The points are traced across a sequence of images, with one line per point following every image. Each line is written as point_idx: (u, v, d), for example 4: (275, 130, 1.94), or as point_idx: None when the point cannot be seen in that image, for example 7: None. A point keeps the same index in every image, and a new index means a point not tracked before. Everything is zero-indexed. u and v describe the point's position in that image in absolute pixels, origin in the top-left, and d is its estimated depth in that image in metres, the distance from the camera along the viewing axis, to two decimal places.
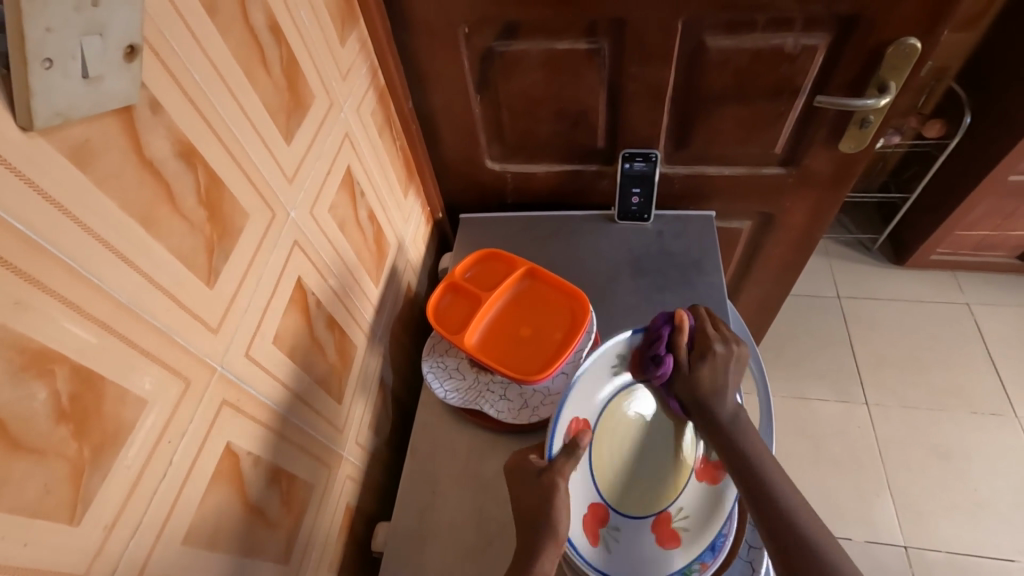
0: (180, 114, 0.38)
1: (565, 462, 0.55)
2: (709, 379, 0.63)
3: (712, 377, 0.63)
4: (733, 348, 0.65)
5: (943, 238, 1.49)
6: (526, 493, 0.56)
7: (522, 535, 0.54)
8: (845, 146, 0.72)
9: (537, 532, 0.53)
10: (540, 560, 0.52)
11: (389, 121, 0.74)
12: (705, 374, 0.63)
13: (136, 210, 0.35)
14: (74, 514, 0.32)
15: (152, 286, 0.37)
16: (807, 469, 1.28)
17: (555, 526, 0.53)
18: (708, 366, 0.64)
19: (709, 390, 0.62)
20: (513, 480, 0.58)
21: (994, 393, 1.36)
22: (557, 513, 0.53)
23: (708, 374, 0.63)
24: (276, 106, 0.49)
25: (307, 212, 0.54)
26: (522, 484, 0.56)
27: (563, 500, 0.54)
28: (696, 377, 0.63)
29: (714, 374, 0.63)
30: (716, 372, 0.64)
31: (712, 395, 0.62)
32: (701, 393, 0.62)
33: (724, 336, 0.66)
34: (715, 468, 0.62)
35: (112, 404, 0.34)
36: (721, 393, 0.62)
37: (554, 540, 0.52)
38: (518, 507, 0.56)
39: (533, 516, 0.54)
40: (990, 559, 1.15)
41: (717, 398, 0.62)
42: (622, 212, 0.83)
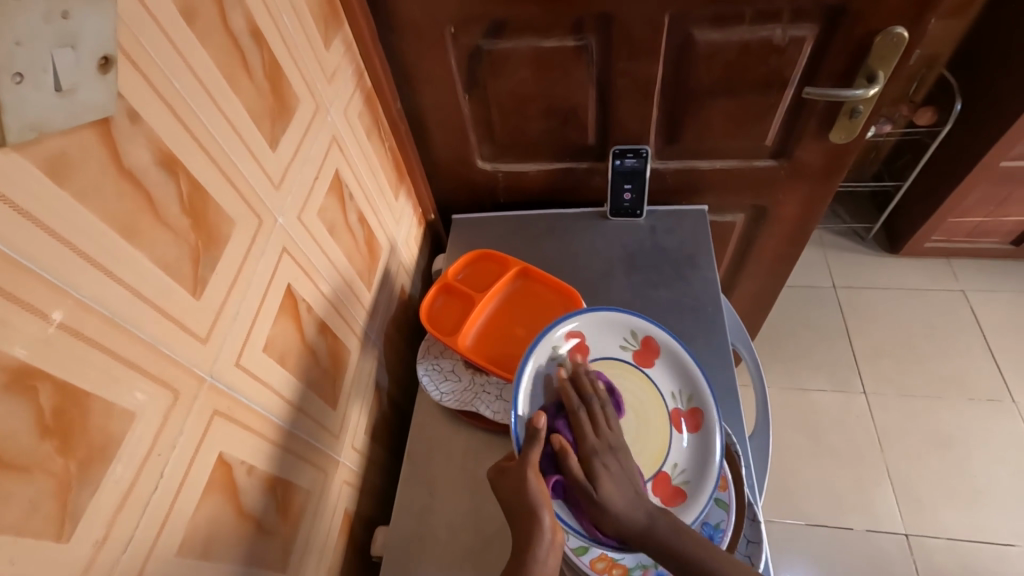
0: (159, 124, 0.38)
1: (530, 448, 0.55)
2: (616, 490, 0.54)
3: (616, 485, 0.54)
4: (618, 448, 0.56)
5: (937, 226, 1.49)
6: (506, 492, 0.54)
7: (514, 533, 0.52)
8: (835, 137, 0.72)
9: (525, 528, 0.51)
10: (535, 547, 0.50)
11: (377, 124, 0.74)
12: (609, 489, 0.54)
13: (117, 221, 0.35)
14: (63, 530, 0.32)
15: (136, 298, 0.36)
16: (807, 460, 1.28)
17: (537, 515, 0.51)
18: (605, 474, 0.55)
19: (622, 505, 0.53)
20: (495, 488, 0.56)
21: (991, 379, 1.37)
22: (534, 499, 0.52)
23: (609, 484, 0.54)
24: (260, 112, 0.49)
25: (295, 218, 0.54)
26: (502, 488, 0.55)
27: (539, 487, 0.52)
28: (601, 493, 0.53)
29: (616, 486, 0.54)
30: (617, 475, 0.55)
31: (627, 508, 0.53)
32: (618, 511, 0.53)
33: (608, 438, 0.57)
34: (692, 414, 0.61)
35: (99, 418, 0.34)
36: (633, 500, 0.53)
37: (542, 529, 0.50)
38: (507, 510, 0.54)
39: (520, 514, 0.52)
40: (990, 544, 1.15)
41: (633, 508, 0.53)
42: (615, 209, 0.83)
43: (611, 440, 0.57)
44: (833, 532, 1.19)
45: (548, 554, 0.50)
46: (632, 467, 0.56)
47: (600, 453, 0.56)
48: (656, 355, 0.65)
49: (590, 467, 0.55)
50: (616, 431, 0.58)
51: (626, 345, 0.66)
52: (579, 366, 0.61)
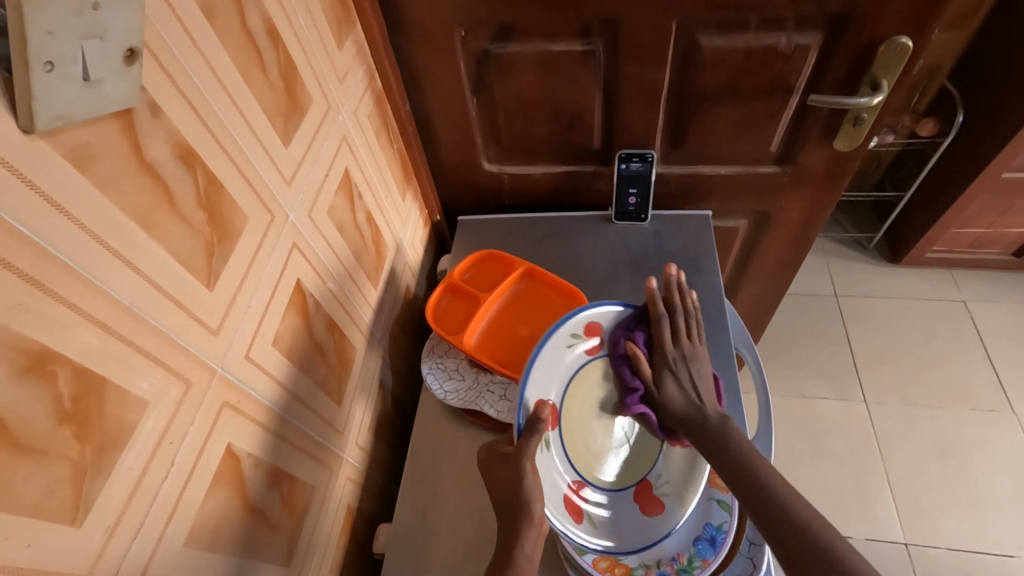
0: (179, 118, 0.39)
1: (529, 440, 0.54)
2: (678, 391, 0.61)
3: (681, 387, 0.62)
4: (690, 359, 0.63)
5: (939, 236, 1.50)
6: (502, 479, 0.55)
7: (504, 521, 0.53)
8: (839, 144, 0.73)
9: (515, 516, 0.52)
10: (520, 540, 0.51)
11: (386, 124, 0.74)
12: (672, 388, 0.62)
13: (135, 212, 0.35)
14: (76, 515, 0.32)
15: (152, 288, 0.37)
16: (808, 468, 1.28)
17: (530, 508, 0.52)
18: (673, 378, 0.62)
19: (682, 404, 0.60)
20: (489, 467, 0.58)
21: (992, 390, 1.37)
22: (528, 492, 0.53)
23: (674, 385, 0.62)
24: (274, 109, 0.50)
25: (306, 215, 0.55)
26: (499, 474, 0.56)
27: (532, 478, 0.53)
28: (665, 392, 0.62)
29: (683, 388, 0.61)
30: (683, 379, 0.62)
31: (686, 407, 0.60)
32: (677, 409, 0.60)
33: (682, 351, 0.64)
34: None
35: (113, 406, 0.34)
36: (693, 400, 0.60)
37: (531, 522, 0.52)
38: (499, 496, 0.55)
39: (513, 504, 0.53)
40: (991, 555, 1.15)
41: (691, 407, 0.60)
42: (620, 213, 0.84)
43: (685, 350, 0.64)
44: None
45: (535, 544, 0.51)
46: (703, 375, 0.63)
47: (673, 362, 0.63)
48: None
49: (662, 367, 0.63)
50: (693, 344, 0.65)
51: None
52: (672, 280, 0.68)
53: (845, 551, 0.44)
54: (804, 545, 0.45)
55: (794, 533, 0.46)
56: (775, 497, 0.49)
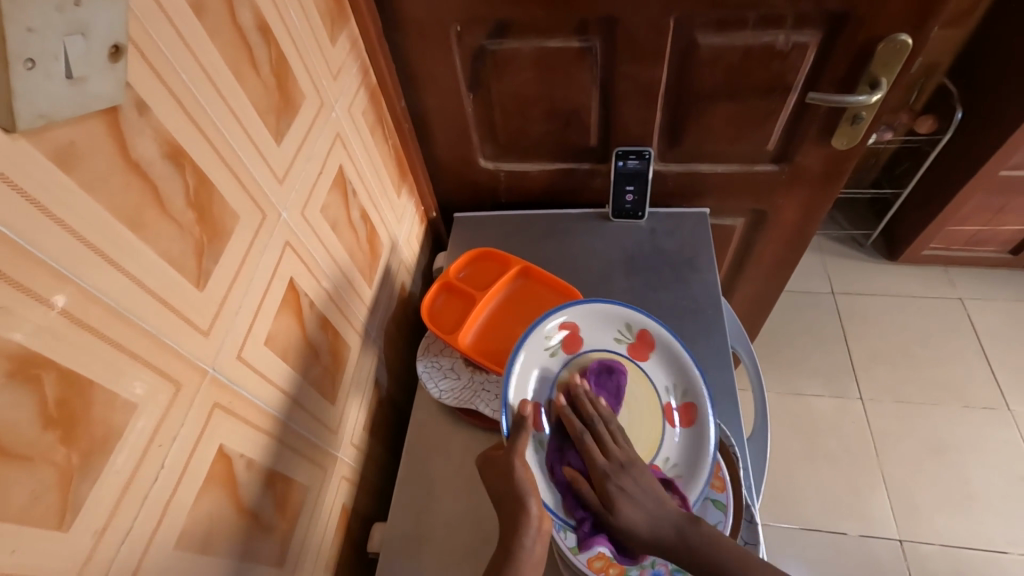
0: (167, 116, 0.38)
1: (517, 438, 0.56)
2: (635, 510, 0.54)
3: (636, 504, 0.54)
4: (629, 467, 0.57)
5: (935, 234, 1.50)
6: (493, 479, 0.55)
7: (503, 520, 0.52)
8: (837, 143, 0.72)
9: (512, 514, 0.51)
10: (520, 536, 0.50)
11: (381, 121, 0.74)
12: (629, 510, 0.54)
13: (123, 212, 0.35)
14: (63, 520, 0.32)
15: (140, 289, 0.36)
16: (802, 464, 1.29)
17: (525, 502, 0.51)
18: (623, 497, 0.55)
19: (645, 525, 0.54)
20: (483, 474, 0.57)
21: (986, 387, 1.37)
22: (521, 485, 0.52)
23: (628, 504, 0.54)
24: (266, 106, 0.49)
25: (298, 213, 0.54)
26: (490, 477, 0.56)
27: (524, 473, 0.53)
28: (621, 515, 0.54)
29: (637, 505, 0.55)
30: (633, 493, 0.55)
31: (651, 525, 0.54)
32: (642, 531, 0.53)
33: (617, 461, 0.57)
34: (686, 410, 0.62)
35: (101, 409, 0.34)
36: (654, 516, 0.54)
37: (529, 517, 0.50)
38: (495, 496, 0.55)
39: (509, 502, 0.52)
40: (984, 551, 1.16)
41: (656, 523, 0.54)
42: (617, 211, 0.83)
43: (620, 458, 0.57)
44: (829, 537, 1.19)
45: (535, 541, 0.50)
46: (651, 481, 0.56)
47: (615, 477, 0.56)
48: (649, 350, 0.65)
49: (605, 490, 0.55)
50: (624, 448, 0.58)
51: (620, 339, 0.66)
52: (576, 389, 0.62)
53: None
54: None
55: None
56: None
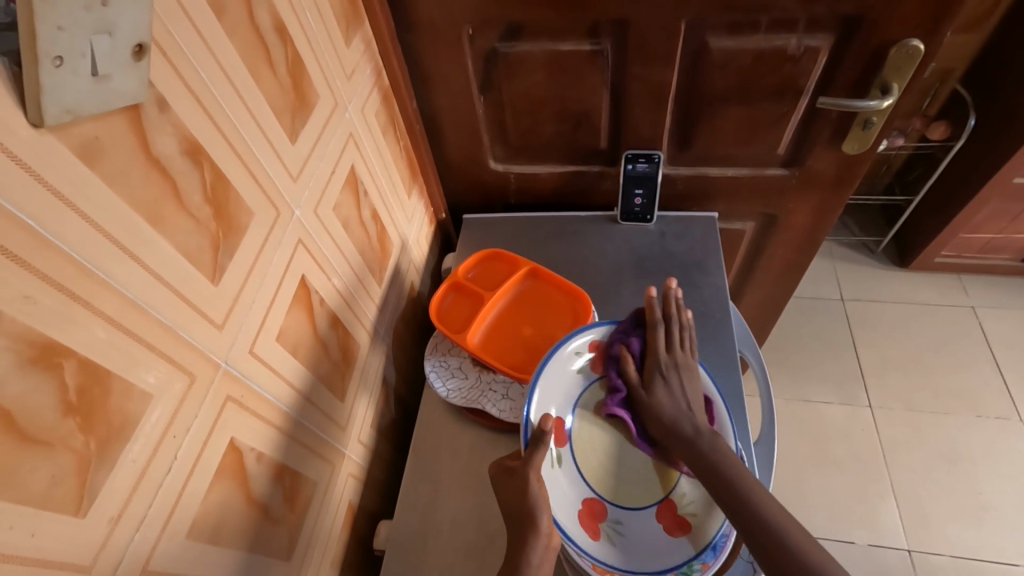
0: (187, 114, 0.39)
1: (535, 451, 0.55)
2: (667, 398, 0.61)
3: (671, 395, 0.61)
4: (681, 368, 0.63)
5: (948, 241, 1.49)
6: (509, 491, 0.55)
7: (513, 533, 0.53)
8: (848, 147, 0.72)
9: (523, 529, 0.52)
10: (527, 552, 0.51)
11: (393, 122, 0.74)
12: (662, 395, 0.61)
13: (142, 206, 0.36)
14: (80, 507, 0.32)
15: (157, 282, 0.37)
16: (809, 471, 1.28)
17: (536, 517, 0.52)
18: (663, 385, 0.62)
19: (669, 412, 0.60)
20: (497, 484, 0.57)
21: (999, 397, 1.35)
22: (535, 501, 0.53)
23: (664, 392, 0.62)
24: (281, 105, 0.50)
25: (311, 211, 0.55)
26: (504, 488, 0.56)
27: (538, 489, 0.53)
28: (653, 398, 0.62)
29: (670, 397, 0.61)
30: (673, 387, 0.62)
31: (673, 415, 0.60)
32: (664, 416, 0.60)
33: (674, 359, 0.64)
34: None
35: (118, 398, 0.34)
36: (682, 408, 0.60)
37: (537, 533, 0.52)
38: (508, 510, 0.55)
39: (521, 517, 0.53)
40: (995, 563, 1.14)
41: (678, 417, 0.59)
42: (625, 213, 0.83)
43: (677, 359, 0.64)
44: (836, 545, 1.18)
45: (542, 559, 0.51)
46: (695, 388, 0.62)
47: (664, 370, 0.63)
48: None
49: (652, 375, 0.63)
50: (686, 355, 0.65)
51: None
52: (669, 290, 0.69)
53: (816, 557, 0.47)
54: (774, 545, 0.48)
55: (790, 563, 0.47)
56: (768, 520, 0.50)
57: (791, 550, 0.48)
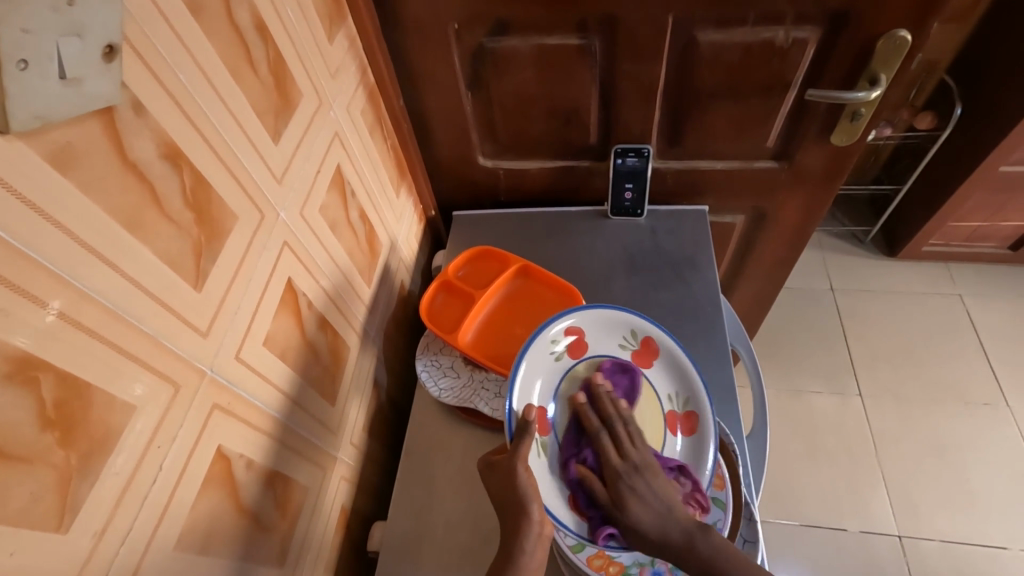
0: (165, 117, 0.38)
1: (522, 441, 0.55)
2: (645, 510, 0.54)
3: (646, 505, 0.54)
4: (642, 468, 0.56)
5: (935, 230, 1.50)
6: (497, 486, 0.55)
7: (504, 523, 0.53)
8: (836, 139, 0.72)
9: (513, 519, 0.52)
10: (520, 540, 0.51)
11: (380, 119, 0.73)
12: (639, 510, 0.54)
13: (120, 213, 0.35)
14: (62, 522, 0.32)
15: (138, 291, 0.36)
16: (802, 461, 1.29)
17: (526, 506, 0.52)
18: (633, 497, 0.55)
19: (654, 526, 0.53)
20: (486, 478, 0.57)
21: (986, 384, 1.38)
22: (524, 492, 0.52)
23: (640, 506, 0.54)
24: (264, 106, 0.49)
25: (297, 213, 0.54)
26: (492, 481, 0.56)
27: (527, 479, 0.53)
28: (631, 517, 0.54)
29: (647, 508, 0.54)
30: (645, 495, 0.55)
31: (659, 526, 0.53)
32: (649, 532, 0.53)
33: (632, 462, 0.57)
34: (687, 418, 0.62)
35: (99, 410, 0.33)
36: (664, 517, 0.54)
37: (530, 520, 0.51)
38: (498, 503, 0.55)
39: (511, 506, 0.53)
40: (983, 547, 1.16)
41: (666, 525, 0.53)
42: (616, 208, 0.83)
43: (637, 460, 0.57)
44: (828, 533, 1.20)
45: (535, 546, 0.51)
46: (664, 482, 0.56)
47: (627, 478, 0.56)
48: (654, 356, 0.65)
49: (617, 490, 0.56)
50: (640, 449, 0.58)
51: (624, 345, 0.65)
52: (596, 387, 0.61)
53: None
54: None
55: None
56: None
57: None
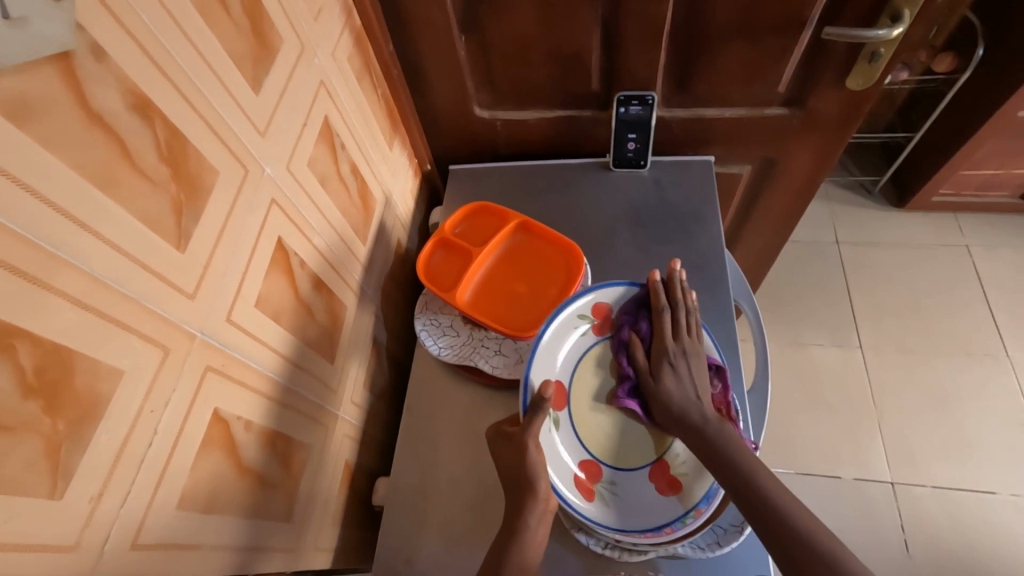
0: (130, 63, 0.35)
1: (534, 418, 0.56)
2: (676, 387, 0.58)
3: (679, 384, 0.58)
4: (689, 354, 0.60)
5: (946, 179, 1.46)
6: (506, 458, 0.56)
7: (508, 499, 0.55)
8: (853, 82, 0.68)
9: (519, 495, 0.54)
10: (525, 515, 0.52)
11: (368, 67, 0.69)
12: (670, 383, 0.59)
13: (90, 170, 0.33)
14: (56, 488, 0.31)
15: (118, 253, 0.34)
16: (800, 412, 1.31)
17: (533, 484, 0.53)
18: (671, 373, 0.59)
19: (678, 400, 0.58)
20: (496, 447, 0.58)
21: (988, 334, 1.38)
22: (532, 468, 0.54)
23: (673, 381, 0.59)
24: (241, 51, 0.46)
25: (284, 168, 0.51)
26: (503, 452, 0.57)
27: (536, 455, 0.54)
28: (661, 387, 0.59)
29: (678, 385, 0.58)
30: (681, 375, 0.59)
31: (683, 404, 0.57)
32: (673, 405, 0.57)
33: (682, 345, 0.61)
34: None
35: (84, 375, 0.33)
36: (690, 397, 0.58)
37: (536, 498, 0.53)
38: (506, 477, 0.56)
39: (518, 480, 0.54)
40: (973, 491, 1.20)
41: (688, 405, 0.57)
42: (618, 159, 0.80)
43: (686, 346, 0.61)
44: (823, 480, 1.23)
45: (539, 522, 0.53)
46: (703, 372, 0.60)
47: (672, 355, 0.60)
48: None
49: (659, 361, 0.60)
50: (694, 340, 0.62)
51: None
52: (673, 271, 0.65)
53: (842, 554, 0.46)
54: (784, 530, 0.48)
55: (799, 550, 0.46)
56: (770, 501, 0.49)
57: (795, 529, 0.47)
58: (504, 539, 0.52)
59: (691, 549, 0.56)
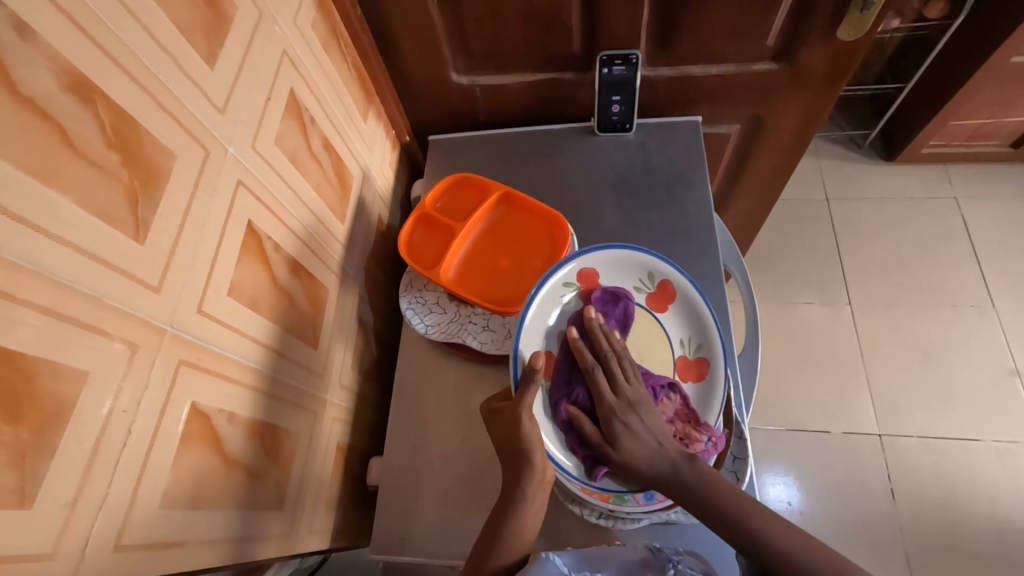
0: (62, 40, 0.32)
1: (526, 391, 0.54)
2: (637, 445, 0.53)
3: (637, 440, 0.53)
4: (635, 404, 0.55)
5: (936, 131, 1.44)
6: (500, 429, 0.56)
7: (507, 472, 0.54)
8: (843, 34, 0.65)
9: (516, 465, 0.53)
10: (522, 485, 0.52)
11: (336, 34, 0.65)
12: (631, 446, 0.53)
13: (25, 160, 0.30)
14: (25, 498, 0.30)
15: (70, 249, 0.32)
16: (790, 370, 1.33)
17: (530, 456, 0.53)
18: (625, 432, 0.54)
19: (644, 460, 0.53)
20: (489, 424, 0.58)
21: (974, 285, 1.38)
22: (529, 440, 0.53)
23: (631, 440, 0.53)
24: (190, 21, 0.42)
25: (249, 147, 0.49)
26: (496, 427, 0.56)
27: (532, 428, 0.53)
28: (622, 452, 0.53)
29: (638, 441, 0.53)
30: (636, 429, 0.54)
31: (651, 461, 0.52)
32: (641, 466, 0.53)
33: (624, 397, 0.55)
34: (698, 365, 0.62)
35: (45, 379, 0.31)
36: (654, 451, 0.53)
37: (533, 469, 0.52)
38: (502, 447, 0.55)
39: (512, 454, 0.54)
40: (959, 439, 1.23)
41: (656, 459, 0.52)
42: (603, 124, 0.77)
43: (630, 395, 0.55)
44: (813, 436, 1.26)
45: (536, 492, 0.53)
46: (655, 414, 0.55)
47: (619, 413, 0.54)
48: (669, 301, 0.64)
49: (609, 426, 0.54)
50: (635, 383, 0.56)
51: (639, 287, 0.65)
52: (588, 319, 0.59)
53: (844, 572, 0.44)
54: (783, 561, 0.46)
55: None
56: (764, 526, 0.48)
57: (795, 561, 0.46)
58: (502, 513, 0.52)
59: (683, 515, 0.57)
